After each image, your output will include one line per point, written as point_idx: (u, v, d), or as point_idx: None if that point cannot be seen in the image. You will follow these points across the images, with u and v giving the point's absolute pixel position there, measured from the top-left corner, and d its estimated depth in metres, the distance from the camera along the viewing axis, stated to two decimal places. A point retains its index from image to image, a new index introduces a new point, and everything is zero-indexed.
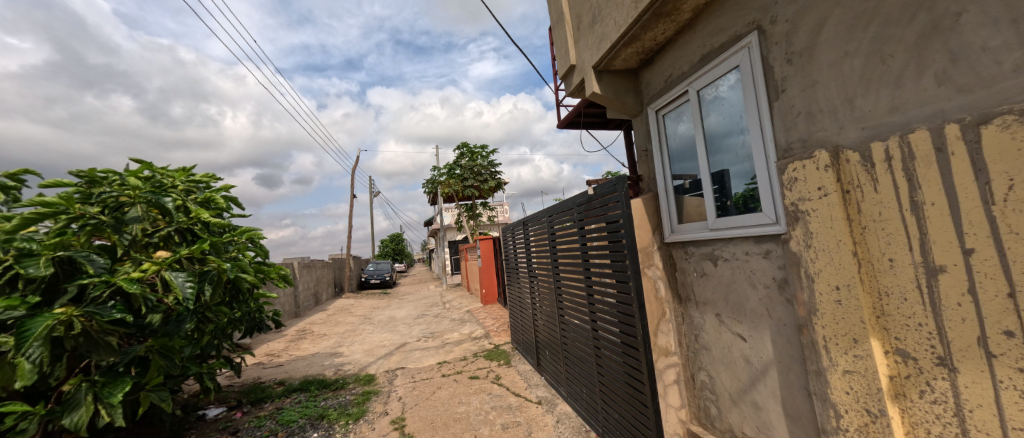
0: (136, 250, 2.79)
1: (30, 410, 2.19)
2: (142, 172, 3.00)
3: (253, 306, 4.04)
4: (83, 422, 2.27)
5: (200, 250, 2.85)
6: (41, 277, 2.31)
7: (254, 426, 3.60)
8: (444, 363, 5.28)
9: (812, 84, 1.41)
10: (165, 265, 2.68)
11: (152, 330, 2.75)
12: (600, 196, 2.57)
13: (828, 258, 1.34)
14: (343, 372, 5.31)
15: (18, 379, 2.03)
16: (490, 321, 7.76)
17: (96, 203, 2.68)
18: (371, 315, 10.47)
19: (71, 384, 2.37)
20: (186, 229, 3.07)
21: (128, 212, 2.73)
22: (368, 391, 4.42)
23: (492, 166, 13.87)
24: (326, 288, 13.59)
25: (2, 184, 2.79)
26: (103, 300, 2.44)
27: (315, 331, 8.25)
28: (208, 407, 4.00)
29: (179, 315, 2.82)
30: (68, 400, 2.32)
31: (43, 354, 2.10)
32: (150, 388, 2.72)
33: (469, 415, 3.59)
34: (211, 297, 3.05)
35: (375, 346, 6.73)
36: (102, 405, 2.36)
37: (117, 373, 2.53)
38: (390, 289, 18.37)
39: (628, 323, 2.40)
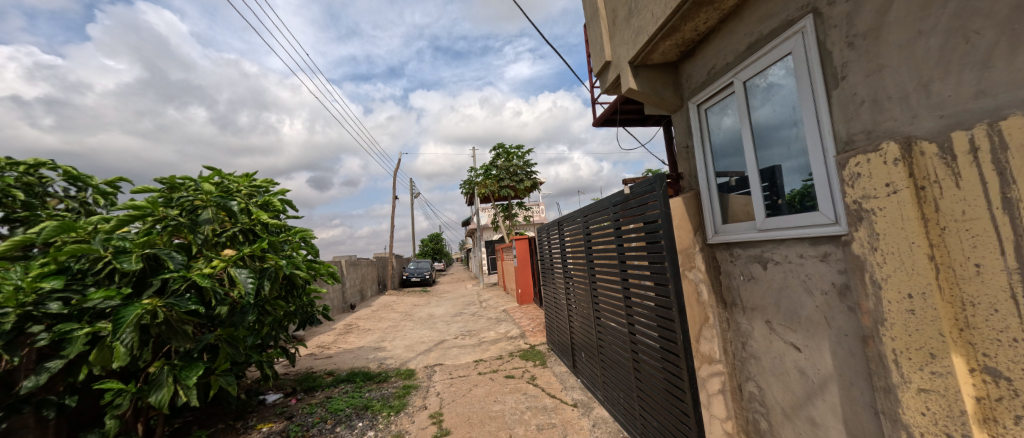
0: (207, 248, 3.06)
1: (124, 388, 2.48)
2: (213, 179, 3.29)
3: (306, 300, 4.30)
4: (165, 401, 2.54)
5: (260, 248, 3.07)
6: (132, 271, 2.61)
7: (307, 412, 3.85)
8: (481, 361, 5.35)
9: (878, 68, 1.27)
10: (231, 263, 2.92)
11: (221, 320, 3.02)
12: (638, 195, 2.47)
13: (898, 263, 1.21)
14: (385, 365, 5.54)
15: (116, 360, 2.30)
16: (526, 321, 7.76)
17: (175, 207, 2.98)
18: (411, 312, 10.81)
19: (156, 366, 2.65)
20: (249, 230, 3.30)
21: (201, 214, 3.01)
22: (408, 385, 4.58)
23: (528, 166, 13.90)
24: (370, 286, 14.22)
25: (102, 190, 3.17)
26: (181, 292, 2.71)
27: (360, 326, 8.69)
28: (267, 392, 4.32)
29: (242, 307, 3.06)
30: (152, 380, 2.59)
31: (133, 338, 2.37)
32: (218, 373, 2.98)
33: (504, 413, 3.61)
34: (270, 291, 3.28)
35: (415, 342, 6.95)
36: (181, 388, 2.62)
37: (192, 358, 2.80)
38: (428, 287, 18.91)
39: (667, 328, 2.30)
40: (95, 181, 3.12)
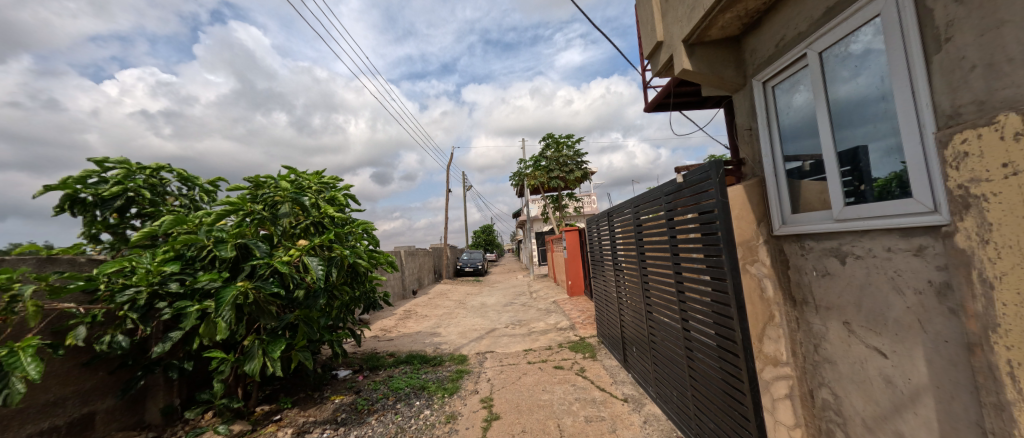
0: (286, 239, 3.40)
1: (225, 357, 2.93)
2: (289, 176, 3.63)
3: (369, 287, 4.62)
4: (259, 369, 2.93)
5: (328, 239, 3.35)
6: (228, 258, 3.00)
7: (371, 388, 4.17)
8: (530, 351, 5.41)
9: (995, 26, 1.06)
10: (305, 251, 3.21)
11: (298, 302, 3.35)
12: (693, 184, 2.32)
13: (1017, 259, 1.01)
14: (440, 350, 5.82)
15: (218, 333, 2.65)
16: (576, 313, 7.69)
17: (260, 203, 3.34)
18: (464, 301, 11.20)
19: (249, 340, 3.03)
20: (319, 222, 3.59)
21: (280, 208, 3.34)
22: (461, 370, 4.77)
23: (578, 156, 13.63)
24: (426, 275, 14.97)
25: (206, 189, 3.67)
26: (266, 277, 3.05)
27: (417, 312, 9.19)
28: (339, 368, 4.76)
29: (315, 292, 3.37)
30: (247, 352, 2.99)
31: (232, 315, 2.73)
32: (298, 348, 3.34)
33: (552, 403, 3.63)
34: (337, 278, 3.57)
35: (468, 329, 7.20)
36: (269, 360, 2.99)
37: (277, 334, 3.16)
38: (480, 277, 19.45)
39: (724, 325, 2.15)
40: (200, 182, 3.62)
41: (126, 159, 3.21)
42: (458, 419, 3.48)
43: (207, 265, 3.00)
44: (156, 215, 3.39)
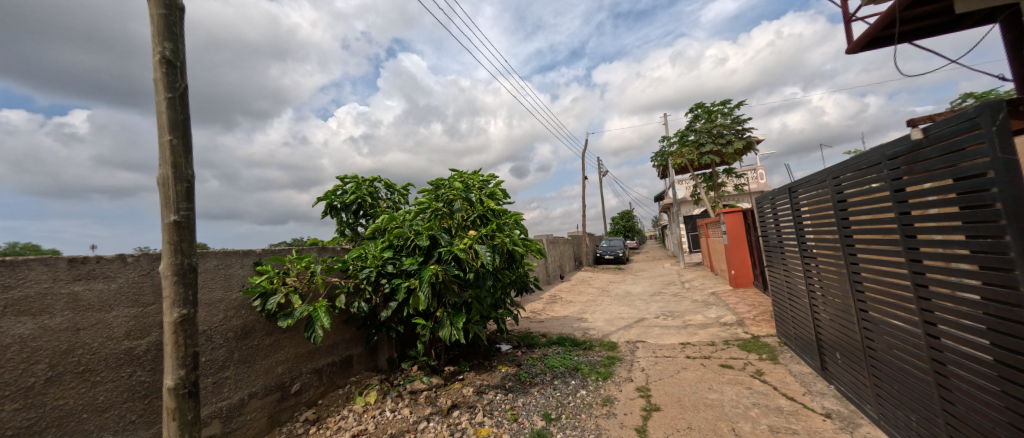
0: (460, 230, 4.00)
1: (425, 323, 3.69)
2: (459, 176, 4.23)
3: (523, 272, 5.03)
4: (448, 335, 3.60)
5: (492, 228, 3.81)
6: (423, 246, 3.73)
7: (530, 363, 4.57)
8: (689, 345, 4.98)
9: None
10: (476, 240, 3.73)
11: (472, 283, 3.93)
12: (943, 140, 1.71)
13: None
14: (589, 335, 5.91)
15: (421, 304, 3.35)
16: (744, 307, 6.66)
17: (440, 200, 4.01)
18: (607, 288, 11.02)
19: (440, 311, 3.74)
20: (484, 215, 4.10)
21: (454, 204, 3.95)
22: (612, 356, 4.76)
23: (738, 124, 11.61)
24: (567, 262, 15.32)
25: (402, 192, 4.65)
26: (449, 262, 3.70)
27: (562, 297, 9.51)
28: (501, 342, 5.38)
29: (484, 274, 3.89)
30: (439, 321, 3.70)
31: (429, 291, 3.41)
32: (473, 322, 3.94)
33: (722, 404, 3.28)
34: (500, 263, 4.03)
35: (615, 317, 7.07)
36: (455, 328, 3.64)
37: (459, 309, 3.80)
38: (623, 265, 18.76)
39: (1012, 336, 1.53)
40: (399, 187, 4.60)
41: (356, 175, 4.33)
42: (615, 403, 3.50)
43: (408, 251, 3.80)
44: (375, 215, 4.46)
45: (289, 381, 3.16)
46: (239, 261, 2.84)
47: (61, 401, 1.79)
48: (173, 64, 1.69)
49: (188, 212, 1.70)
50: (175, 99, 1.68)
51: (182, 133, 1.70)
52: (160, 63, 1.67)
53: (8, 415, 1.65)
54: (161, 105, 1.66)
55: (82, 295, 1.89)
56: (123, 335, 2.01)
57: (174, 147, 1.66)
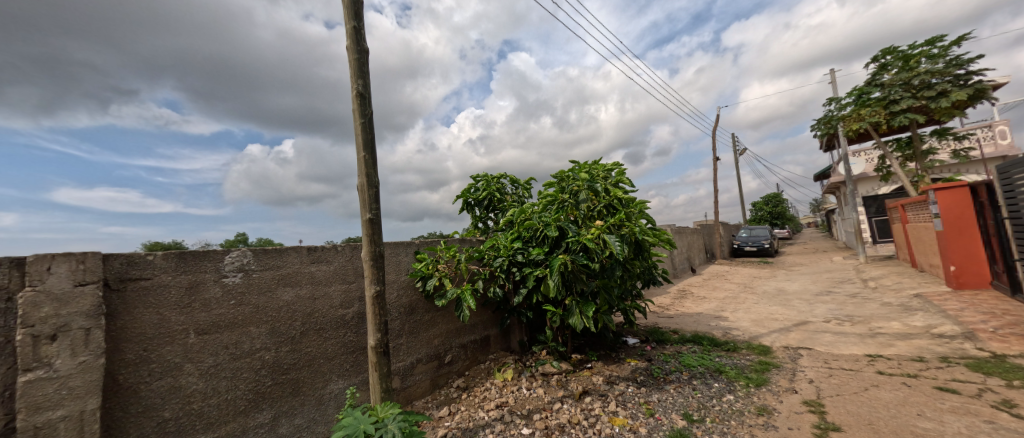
0: (587, 221, 4.00)
1: (555, 311, 3.83)
2: (583, 167, 4.21)
3: (652, 263, 4.75)
4: (579, 324, 3.67)
5: (621, 218, 3.71)
6: (552, 237, 3.85)
7: (663, 359, 4.31)
8: (878, 358, 3.97)
9: None
10: (604, 230, 3.69)
11: (600, 274, 3.91)
12: None
13: None
14: (732, 335, 5.23)
15: (551, 292, 3.50)
16: (971, 314, 4.94)
17: (566, 192, 4.06)
18: (752, 285, 9.53)
19: (569, 300, 3.83)
20: (610, 204, 4.00)
21: (580, 195, 3.96)
22: (766, 361, 4.12)
23: (957, 66, 8.53)
24: (698, 253, 13.76)
25: (526, 186, 4.88)
26: (578, 252, 3.76)
27: (695, 293, 8.62)
28: (628, 336, 5.20)
29: (613, 265, 3.82)
30: (569, 309, 3.79)
31: (559, 280, 3.53)
32: (603, 313, 3.94)
33: (941, 435, 2.52)
34: (629, 253, 3.90)
35: (765, 317, 6.09)
36: (585, 317, 3.69)
37: (588, 298, 3.83)
38: (773, 257, 15.91)
39: None
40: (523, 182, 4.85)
41: (486, 173, 4.73)
42: (775, 414, 3.03)
43: (537, 242, 3.96)
44: (503, 209, 4.80)
45: (443, 353, 3.68)
46: (404, 250, 3.43)
47: (309, 349, 2.51)
48: (364, 96, 2.15)
49: (377, 211, 2.14)
50: (366, 123, 2.14)
51: (372, 149, 2.14)
52: (357, 96, 2.14)
53: (286, 353, 2.39)
54: (358, 129, 2.13)
55: (316, 273, 2.58)
56: (340, 303, 2.70)
57: (367, 160, 2.11)
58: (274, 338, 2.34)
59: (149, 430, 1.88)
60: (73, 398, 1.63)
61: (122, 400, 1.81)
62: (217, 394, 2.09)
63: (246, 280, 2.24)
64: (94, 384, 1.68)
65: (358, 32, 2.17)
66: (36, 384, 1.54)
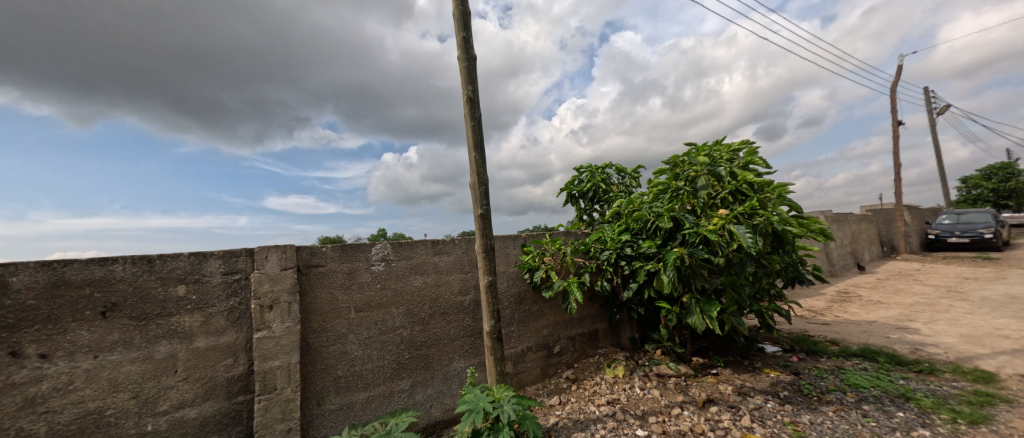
0: (707, 210, 3.59)
1: (671, 309, 3.56)
2: (702, 151, 3.77)
3: (797, 259, 4.02)
4: (699, 324, 3.35)
5: (752, 206, 3.23)
6: (666, 228, 3.57)
7: (817, 375, 3.62)
8: None
9: None
10: (729, 220, 3.27)
11: (724, 270, 3.50)
12: None
13: None
14: (924, 353, 4.08)
15: (666, 288, 3.27)
16: None
17: (681, 180, 3.70)
18: (958, 288, 7.23)
19: (687, 297, 3.52)
20: (738, 190, 3.51)
21: (698, 182, 3.57)
22: (984, 392, 3.10)
23: None
24: (867, 247, 11.07)
25: (633, 175, 4.63)
26: (696, 245, 3.43)
27: (864, 296, 6.98)
28: (766, 342, 4.52)
29: (742, 259, 3.36)
30: (687, 307, 3.49)
31: (673, 275, 3.27)
32: (730, 313, 3.52)
33: None
34: (764, 247, 3.39)
35: (982, 333, 4.56)
36: (707, 317, 3.35)
37: (710, 296, 3.47)
38: (994, 252, 11.79)
39: None
40: (629, 171, 4.59)
41: (590, 164, 4.63)
42: None
43: (648, 234, 3.73)
44: (609, 200, 4.62)
45: (552, 343, 3.77)
46: (513, 243, 3.61)
47: (436, 329, 2.85)
48: (473, 100, 2.32)
49: (487, 206, 2.30)
50: (475, 125, 2.30)
51: (481, 149, 2.31)
52: (467, 101, 2.32)
53: (418, 332, 2.77)
54: (469, 131, 2.31)
55: (439, 264, 2.90)
56: (460, 290, 2.99)
57: (477, 160, 2.29)
58: (409, 318, 2.74)
59: (328, 383, 2.42)
60: (285, 353, 2.24)
61: (312, 358, 2.37)
62: (369, 361, 2.56)
63: (387, 268, 2.66)
64: (295, 344, 2.27)
65: (466, 42, 2.34)
66: (264, 340, 2.18)
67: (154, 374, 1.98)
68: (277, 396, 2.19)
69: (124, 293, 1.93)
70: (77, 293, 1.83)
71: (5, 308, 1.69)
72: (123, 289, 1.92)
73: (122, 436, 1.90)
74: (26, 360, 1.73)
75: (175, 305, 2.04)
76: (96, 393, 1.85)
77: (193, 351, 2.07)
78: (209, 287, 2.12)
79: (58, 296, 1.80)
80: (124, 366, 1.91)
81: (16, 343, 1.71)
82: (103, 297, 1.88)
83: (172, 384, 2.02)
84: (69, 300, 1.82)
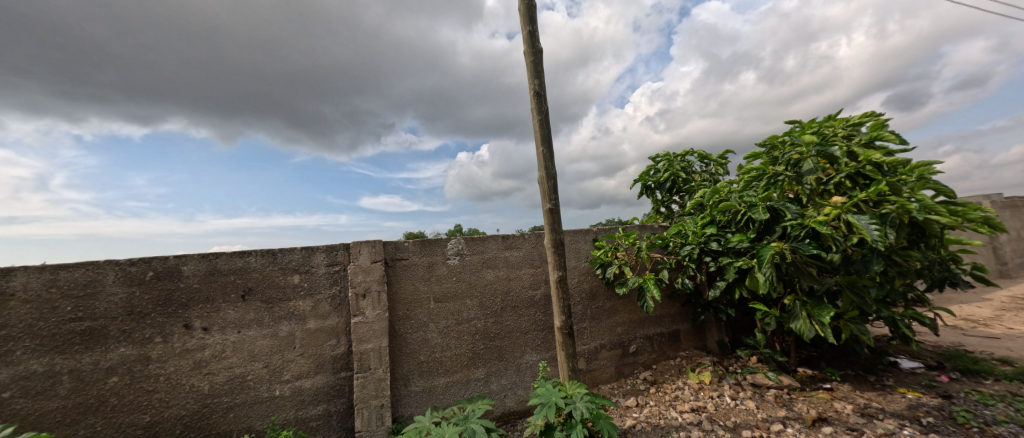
0: (815, 198, 3.08)
1: (769, 311, 3.14)
2: (808, 129, 3.23)
3: (945, 255, 3.25)
4: (806, 330, 2.91)
5: (877, 191, 2.69)
6: (761, 220, 3.15)
7: (977, 400, 2.86)
8: None
9: None
10: (846, 209, 2.77)
11: (840, 267, 2.98)
12: None
13: None
14: None
15: (762, 288, 2.90)
16: None
17: (781, 164, 3.22)
18: None
19: (789, 299, 3.08)
20: (857, 173, 2.95)
21: (803, 166, 3.07)
22: None
23: None
24: None
25: (719, 162, 4.18)
26: (801, 239, 2.97)
27: None
28: (900, 357, 3.77)
29: (864, 255, 2.84)
30: (790, 310, 3.05)
31: (772, 273, 2.88)
32: (848, 319, 3.00)
33: None
34: (896, 241, 2.80)
35: None
36: (817, 322, 2.89)
37: (820, 298, 2.99)
38: None
39: None
40: (715, 157, 4.15)
41: (668, 152, 4.29)
42: None
43: (738, 227, 3.33)
44: (690, 190, 4.23)
45: (627, 342, 3.59)
46: (584, 238, 3.49)
47: (509, 322, 2.89)
48: (540, 94, 2.27)
49: (556, 200, 2.24)
50: (542, 118, 2.25)
51: (548, 143, 2.25)
52: (533, 95, 2.28)
53: (491, 324, 2.82)
54: (536, 125, 2.27)
55: (510, 258, 2.92)
56: (531, 285, 2.99)
57: (545, 154, 2.24)
58: (483, 310, 2.81)
59: (412, 367, 2.60)
60: (377, 337, 2.46)
61: (399, 343, 2.57)
62: (447, 350, 2.69)
63: (461, 262, 2.76)
64: (385, 330, 2.47)
65: (533, 35, 2.30)
66: (360, 324, 2.41)
67: (280, 348, 2.30)
68: (371, 375, 2.41)
69: (257, 280, 2.27)
70: (225, 279, 2.21)
71: (182, 290, 2.13)
72: (256, 276, 2.27)
73: (259, 397, 2.25)
74: (195, 331, 2.14)
75: (293, 291, 2.35)
76: (239, 361, 2.22)
77: (307, 331, 2.37)
78: (316, 276, 2.40)
79: (213, 280, 2.18)
80: (259, 341, 2.26)
81: (189, 317, 2.13)
82: (243, 283, 2.24)
83: (293, 358, 2.33)
84: (222, 284, 2.20)
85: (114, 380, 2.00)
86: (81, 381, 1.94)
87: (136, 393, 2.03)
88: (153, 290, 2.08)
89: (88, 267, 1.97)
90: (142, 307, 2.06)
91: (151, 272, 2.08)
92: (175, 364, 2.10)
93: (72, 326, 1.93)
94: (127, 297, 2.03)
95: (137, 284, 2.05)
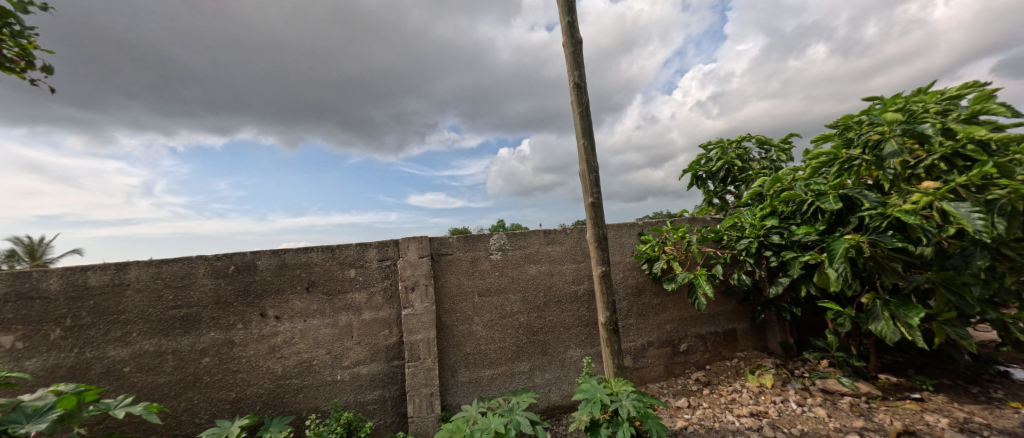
0: (901, 183, 2.70)
1: (843, 311, 2.81)
2: (891, 106, 2.84)
3: None
4: (888, 332, 2.59)
5: (982, 174, 2.31)
6: (832, 210, 2.83)
7: None
8: None
9: None
10: (940, 196, 2.40)
11: (931, 263, 2.61)
12: None
13: None
14: None
15: (834, 285, 2.61)
16: None
17: (857, 147, 2.86)
18: None
19: (868, 298, 2.75)
20: (955, 154, 2.55)
21: (885, 148, 2.70)
22: None
23: None
24: None
25: (782, 147, 3.81)
26: (883, 230, 2.62)
27: None
28: (1011, 366, 3.23)
29: (965, 249, 2.45)
30: (868, 310, 2.72)
31: (845, 269, 2.58)
32: (942, 321, 2.62)
33: None
34: (1007, 231, 2.39)
35: None
36: (902, 324, 2.55)
37: (906, 297, 2.63)
38: None
39: None
40: (776, 142, 3.79)
41: (721, 139, 3.99)
42: None
43: (804, 218, 3.01)
44: (747, 179, 3.91)
45: (677, 340, 3.41)
46: (629, 232, 3.35)
47: (552, 317, 2.85)
48: (580, 85, 2.19)
49: (598, 194, 2.16)
50: (583, 111, 2.18)
51: (590, 135, 2.17)
52: (573, 87, 2.21)
53: (534, 319, 2.81)
54: (576, 118, 2.20)
55: (552, 253, 2.88)
56: (575, 280, 2.92)
57: (586, 147, 2.16)
58: (526, 305, 2.79)
59: (458, 358, 2.66)
60: (425, 328, 2.54)
61: (445, 335, 2.63)
62: (491, 343, 2.71)
63: (504, 257, 2.76)
64: (432, 322, 2.55)
65: (572, 26, 2.22)
66: (410, 316, 2.50)
67: (340, 336, 2.45)
68: (421, 365, 2.50)
69: (318, 274, 2.42)
70: (293, 273, 2.38)
71: (258, 282, 2.32)
72: (317, 270, 2.42)
73: (323, 380, 2.41)
74: (269, 319, 2.33)
75: (349, 284, 2.48)
76: (306, 347, 2.39)
77: (363, 321, 2.49)
78: (370, 270, 2.52)
79: (283, 274, 2.37)
80: (322, 329, 2.42)
81: (263, 307, 2.33)
82: (307, 276, 2.41)
83: (351, 346, 2.47)
84: (291, 276, 2.38)
85: (206, 360, 2.23)
86: (181, 360, 2.19)
87: (223, 372, 2.25)
88: (235, 281, 2.28)
89: (184, 262, 2.21)
90: (225, 297, 2.26)
91: (233, 266, 2.29)
92: (254, 348, 2.30)
93: (174, 312, 2.18)
94: (214, 287, 2.24)
95: (222, 276, 2.26)
